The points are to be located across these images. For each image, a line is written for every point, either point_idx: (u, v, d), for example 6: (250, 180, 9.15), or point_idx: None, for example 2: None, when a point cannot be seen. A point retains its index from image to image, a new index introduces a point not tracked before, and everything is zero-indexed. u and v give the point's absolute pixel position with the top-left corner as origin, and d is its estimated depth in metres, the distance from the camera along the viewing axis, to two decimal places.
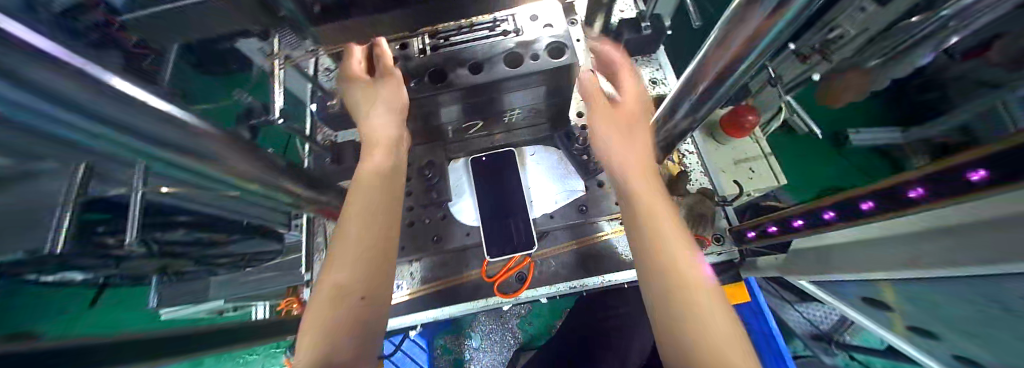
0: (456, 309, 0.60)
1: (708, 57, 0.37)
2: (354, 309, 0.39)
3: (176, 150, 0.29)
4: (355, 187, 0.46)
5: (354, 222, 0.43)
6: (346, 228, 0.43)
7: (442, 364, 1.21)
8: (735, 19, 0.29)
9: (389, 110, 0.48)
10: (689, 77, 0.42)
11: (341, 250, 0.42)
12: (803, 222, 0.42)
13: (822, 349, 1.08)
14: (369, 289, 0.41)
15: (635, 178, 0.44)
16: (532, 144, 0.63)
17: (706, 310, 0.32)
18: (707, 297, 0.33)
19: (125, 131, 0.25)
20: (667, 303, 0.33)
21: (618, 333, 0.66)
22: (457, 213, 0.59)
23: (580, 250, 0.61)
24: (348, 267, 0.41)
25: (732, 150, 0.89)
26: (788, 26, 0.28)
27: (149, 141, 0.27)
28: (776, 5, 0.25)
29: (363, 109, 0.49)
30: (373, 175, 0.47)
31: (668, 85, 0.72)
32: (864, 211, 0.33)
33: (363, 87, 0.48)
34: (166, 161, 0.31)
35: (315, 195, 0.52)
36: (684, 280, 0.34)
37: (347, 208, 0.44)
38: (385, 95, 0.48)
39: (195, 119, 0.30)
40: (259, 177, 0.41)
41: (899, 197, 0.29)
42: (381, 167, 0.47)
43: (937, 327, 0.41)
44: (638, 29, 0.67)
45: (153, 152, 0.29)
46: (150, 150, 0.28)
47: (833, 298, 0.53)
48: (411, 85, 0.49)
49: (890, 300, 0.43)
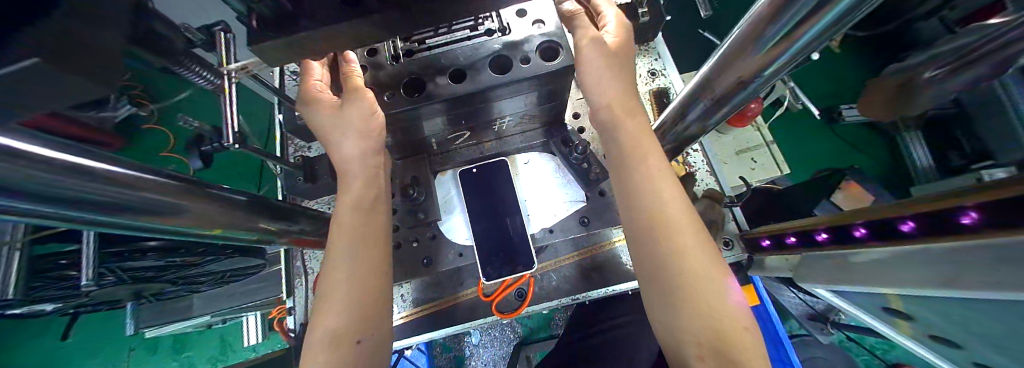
0: (453, 332, 0.56)
1: (725, 61, 0.33)
2: (353, 354, 0.35)
3: (76, 205, 0.24)
4: (337, 220, 0.41)
5: (342, 258, 0.39)
6: (333, 265, 0.39)
7: (442, 362, 1.19)
8: (765, 17, 0.25)
9: (361, 129, 0.42)
10: (699, 80, 0.38)
11: (331, 292, 0.38)
12: (828, 236, 0.41)
13: (818, 329, 1.03)
14: (366, 331, 0.37)
15: (640, 172, 0.37)
16: (525, 151, 0.58)
17: (719, 315, 0.31)
18: (723, 301, 0.32)
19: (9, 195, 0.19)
20: (677, 311, 0.32)
21: (622, 341, 0.63)
22: (448, 231, 0.55)
23: (581, 263, 0.57)
24: (338, 312, 0.37)
25: (732, 140, 0.87)
26: (825, 30, 0.24)
27: (37, 199, 0.21)
28: (816, 6, 0.21)
29: (337, 130, 0.43)
30: (355, 204, 0.42)
31: (669, 76, 0.67)
32: (905, 233, 0.31)
33: (333, 104, 0.42)
34: (61, 217, 0.25)
35: (281, 224, 0.47)
36: (696, 287, 0.32)
37: (333, 242, 0.40)
38: (348, 105, 0.41)
39: (105, 166, 0.24)
40: (206, 217, 0.35)
41: (951, 221, 0.27)
42: (367, 192, 0.43)
43: (966, 342, 0.39)
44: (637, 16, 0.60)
45: (36, 210, 0.23)
46: (48, 209, 0.23)
47: (847, 305, 0.51)
48: (386, 100, 0.44)
49: (908, 311, 0.40)
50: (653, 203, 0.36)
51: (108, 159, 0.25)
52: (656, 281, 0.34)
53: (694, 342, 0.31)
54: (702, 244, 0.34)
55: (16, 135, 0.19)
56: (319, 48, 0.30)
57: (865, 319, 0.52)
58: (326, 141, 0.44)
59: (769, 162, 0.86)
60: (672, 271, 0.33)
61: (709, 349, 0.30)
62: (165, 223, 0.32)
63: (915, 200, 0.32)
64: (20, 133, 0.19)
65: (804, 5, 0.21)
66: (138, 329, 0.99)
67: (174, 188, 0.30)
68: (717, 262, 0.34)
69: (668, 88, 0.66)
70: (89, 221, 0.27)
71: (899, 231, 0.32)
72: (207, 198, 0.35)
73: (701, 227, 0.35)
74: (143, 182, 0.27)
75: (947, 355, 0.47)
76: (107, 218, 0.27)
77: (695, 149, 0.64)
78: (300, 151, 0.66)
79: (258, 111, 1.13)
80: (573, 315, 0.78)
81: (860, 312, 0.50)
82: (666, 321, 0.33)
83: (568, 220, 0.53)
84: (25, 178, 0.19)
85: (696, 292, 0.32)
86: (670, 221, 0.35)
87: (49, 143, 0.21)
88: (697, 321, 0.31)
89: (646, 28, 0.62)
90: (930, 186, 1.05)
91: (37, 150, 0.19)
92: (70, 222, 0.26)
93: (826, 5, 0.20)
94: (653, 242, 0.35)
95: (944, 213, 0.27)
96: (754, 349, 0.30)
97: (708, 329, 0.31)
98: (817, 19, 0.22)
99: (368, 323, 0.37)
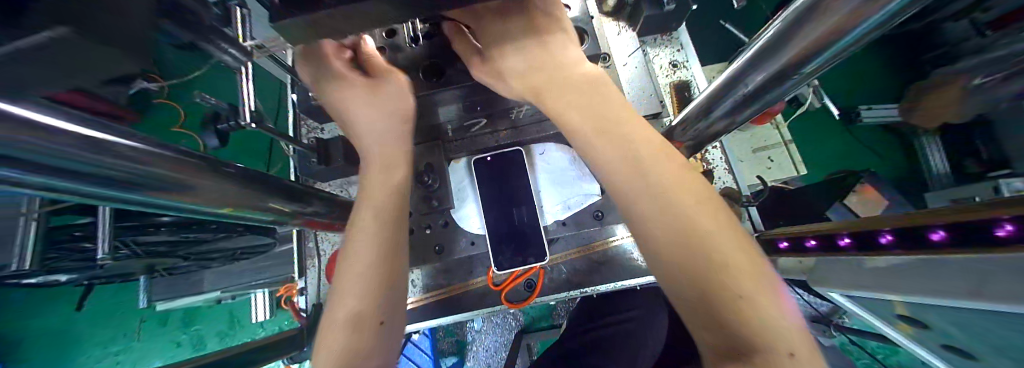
0: (462, 318, 0.57)
1: (755, 60, 0.32)
2: (377, 334, 0.35)
3: (95, 180, 0.23)
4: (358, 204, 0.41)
5: (364, 237, 0.39)
6: (354, 244, 0.39)
7: (445, 346, 1.22)
8: (802, 13, 0.24)
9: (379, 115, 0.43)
10: (729, 76, 0.37)
11: (350, 271, 0.38)
12: (851, 241, 0.40)
13: (820, 331, 1.02)
14: (387, 313, 0.37)
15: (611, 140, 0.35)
16: (541, 142, 0.57)
17: (715, 275, 0.26)
18: (724, 258, 0.27)
19: (32, 167, 0.19)
20: (670, 279, 0.29)
21: (630, 335, 0.64)
22: (460, 220, 0.54)
23: (592, 256, 0.57)
24: (359, 294, 0.36)
25: (750, 137, 0.85)
26: (867, 33, 0.23)
27: (58, 174, 0.21)
28: (857, 8, 0.20)
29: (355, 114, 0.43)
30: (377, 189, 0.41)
31: (690, 69, 0.65)
32: (934, 242, 0.30)
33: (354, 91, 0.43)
34: (84, 192, 0.25)
35: (296, 206, 0.47)
36: (686, 251, 0.28)
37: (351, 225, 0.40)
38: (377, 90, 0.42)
39: (121, 141, 0.24)
40: (220, 197, 0.35)
41: (989, 233, 0.25)
42: (393, 175, 0.42)
43: (984, 354, 0.38)
44: (659, 4, 0.57)
45: (57, 185, 0.22)
46: (65, 182, 0.22)
47: (861, 310, 0.50)
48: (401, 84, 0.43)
49: (921, 319, 0.40)
50: (626, 171, 0.33)
51: (125, 134, 0.24)
52: (649, 253, 0.31)
53: (694, 311, 0.27)
54: (694, 202, 0.30)
55: (33, 106, 0.18)
56: (339, 28, 0.29)
57: (870, 321, 0.52)
58: (343, 124, 0.44)
59: (787, 161, 0.84)
60: (656, 236, 0.30)
61: (709, 319, 0.26)
62: (182, 201, 0.31)
63: (943, 210, 0.31)
64: (39, 105, 0.19)
65: (848, 3, 0.20)
66: (149, 302, 1.02)
67: (190, 166, 0.30)
68: (712, 219, 0.29)
69: (690, 81, 0.64)
70: (107, 195, 0.27)
71: (928, 239, 0.31)
72: (222, 179, 0.34)
73: (685, 183, 0.31)
74: (160, 159, 0.27)
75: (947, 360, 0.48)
76: (127, 194, 0.27)
77: (714, 145, 0.63)
78: (313, 133, 0.66)
79: (269, 89, 1.12)
80: (579, 306, 0.79)
81: (870, 316, 0.50)
82: (666, 289, 0.30)
83: (583, 214, 0.52)
84: (45, 152, 0.19)
85: (688, 251, 0.28)
86: (647, 183, 0.32)
87: (69, 116, 0.20)
88: (691, 286, 0.27)
89: (668, 20, 0.61)
90: (945, 193, 1.03)
91: (57, 122, 0.19)
92: (91, 197, 0.26)
93: (869, 7, 0.20)
94: (639, 213, 0.31)
95: (978, 225, 0.26)
96: (773, 309, 0.25)
97: (702, 295, 0.26)
98: (859, 18, 0.21)
99: (386, 303, 0.37)
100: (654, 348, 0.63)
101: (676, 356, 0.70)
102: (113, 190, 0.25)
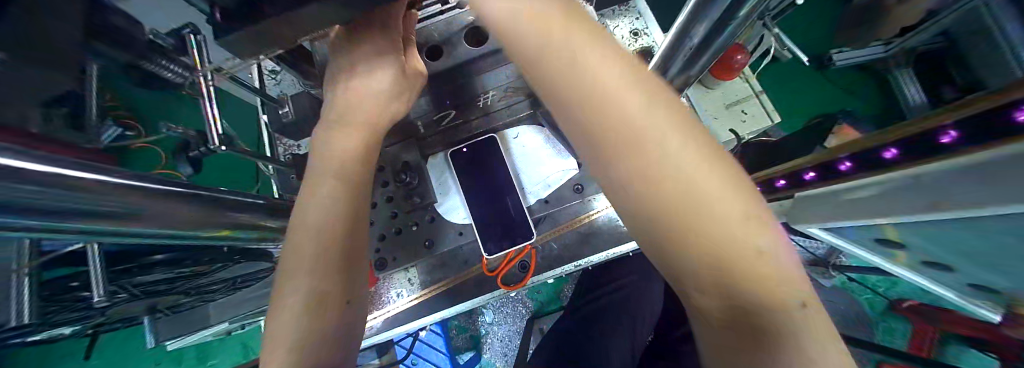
0: (464, 307, 0.58)
1: (695, 16, 0.33)
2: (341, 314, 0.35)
3: (74, 216, 0.24)
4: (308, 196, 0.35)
5: (320, 212, 0.34)
6: (305, 220, 0.34)
7: (460, 343, 1.23)
8: None
9: (364, 115, 0.38)
10: (678, 32, 0.37)
11: (301, 251, 0.33)
12: (817, 174, 0.43)
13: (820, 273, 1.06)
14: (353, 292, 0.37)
15: None
16: (514, 125, 0.58)
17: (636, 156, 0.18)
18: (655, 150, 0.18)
19: (10, 211, 0.20)
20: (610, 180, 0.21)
21: (630, 300, 0.68)
22: (445, 213, 0.55)
23: (580, 229, 0.58)
24: (312, 276, 0.33)
25: (722, 94, 0.87)
26: None
27: (36, 214, 0.22)
28: None
29: (343, 109, 0.38)
30: (328, 179, 0.35)
31: (651, 34, 0.66)
32: (888, 160, 0.32)
33: (352, 87, 0.39)
34: (65, 230, 0.25)
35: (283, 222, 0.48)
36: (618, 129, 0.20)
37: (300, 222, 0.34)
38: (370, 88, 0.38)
39: (95, 175, 0.24)
40: (202, 221, 0.35)
41: (935, 141, 0.27)
42: (351, 148, 0.37)
43: (953, 262, 0.41)
44: None
45: (39, 225, 0.23)
46: (46, 222, 0.23)
47: (842, 241, 0.53)
48: (381, 79, 0.38)
49: (900, 239, 0.42)
50: None
51: (95, 168, 0.25)
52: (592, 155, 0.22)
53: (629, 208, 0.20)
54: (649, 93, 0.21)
55: (14, 153, 0.19)
56: (289, 32, 0.29)
57: (860, 252, 0.54)
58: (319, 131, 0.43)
59: (761, 112, 0.86)
60: None
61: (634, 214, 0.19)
62: (164, 228, 0.32)
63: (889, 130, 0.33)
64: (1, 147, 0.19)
65: None
66: (160, 342, 1.00)
67: (164, 194, 0.30)
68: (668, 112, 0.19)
69: (652, 47, 0.65)
70: (82, 232, 0.27)
71: (883, 158, 0.33)
72: (197, 201, 0.35)
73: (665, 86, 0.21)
74: (134, 191, 0.28)
75: (919, 272, 0.52)
76: (104, 228, 0.27)
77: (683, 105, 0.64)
78: (289, 150, 0.65)
79: (242, 113, 1.10)
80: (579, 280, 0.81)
81: (850, 244, 0.52)
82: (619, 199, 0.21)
83: (564, 190, 0.54)
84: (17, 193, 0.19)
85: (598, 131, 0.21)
86: None
87: (35, 155, 0.21)
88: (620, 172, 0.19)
89: None
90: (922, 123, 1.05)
91: (37, 166, 0.20)
92: (70, 234, 0.26)
93: None
94: None
95: (926, 135, 0.28)
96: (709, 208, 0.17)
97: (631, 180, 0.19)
98: None
99: (348, 284, 0.36)
100: (652, 306, 0.68)
101: (679, 316, 0.72)
102: (93, 225, 0.26)
